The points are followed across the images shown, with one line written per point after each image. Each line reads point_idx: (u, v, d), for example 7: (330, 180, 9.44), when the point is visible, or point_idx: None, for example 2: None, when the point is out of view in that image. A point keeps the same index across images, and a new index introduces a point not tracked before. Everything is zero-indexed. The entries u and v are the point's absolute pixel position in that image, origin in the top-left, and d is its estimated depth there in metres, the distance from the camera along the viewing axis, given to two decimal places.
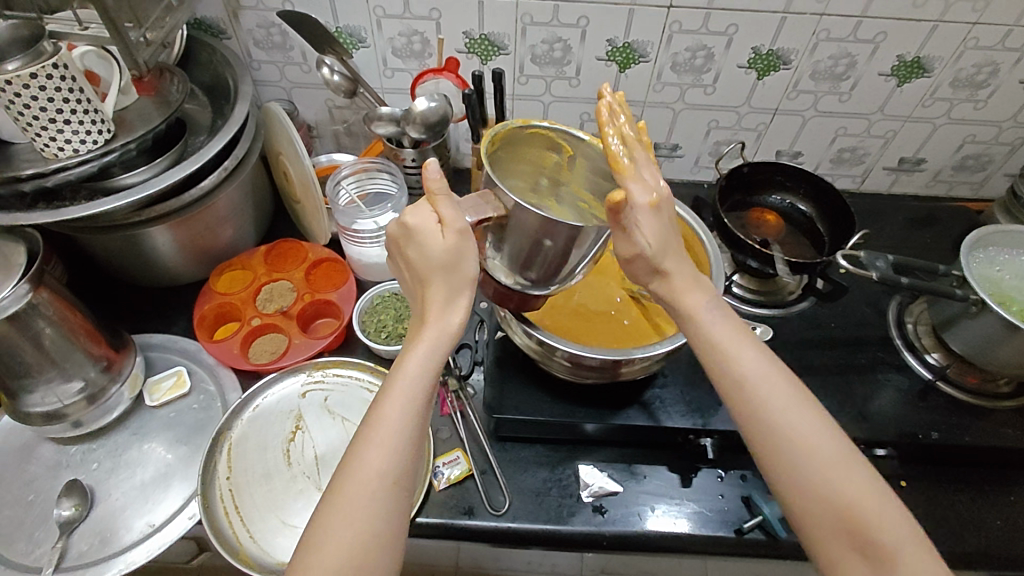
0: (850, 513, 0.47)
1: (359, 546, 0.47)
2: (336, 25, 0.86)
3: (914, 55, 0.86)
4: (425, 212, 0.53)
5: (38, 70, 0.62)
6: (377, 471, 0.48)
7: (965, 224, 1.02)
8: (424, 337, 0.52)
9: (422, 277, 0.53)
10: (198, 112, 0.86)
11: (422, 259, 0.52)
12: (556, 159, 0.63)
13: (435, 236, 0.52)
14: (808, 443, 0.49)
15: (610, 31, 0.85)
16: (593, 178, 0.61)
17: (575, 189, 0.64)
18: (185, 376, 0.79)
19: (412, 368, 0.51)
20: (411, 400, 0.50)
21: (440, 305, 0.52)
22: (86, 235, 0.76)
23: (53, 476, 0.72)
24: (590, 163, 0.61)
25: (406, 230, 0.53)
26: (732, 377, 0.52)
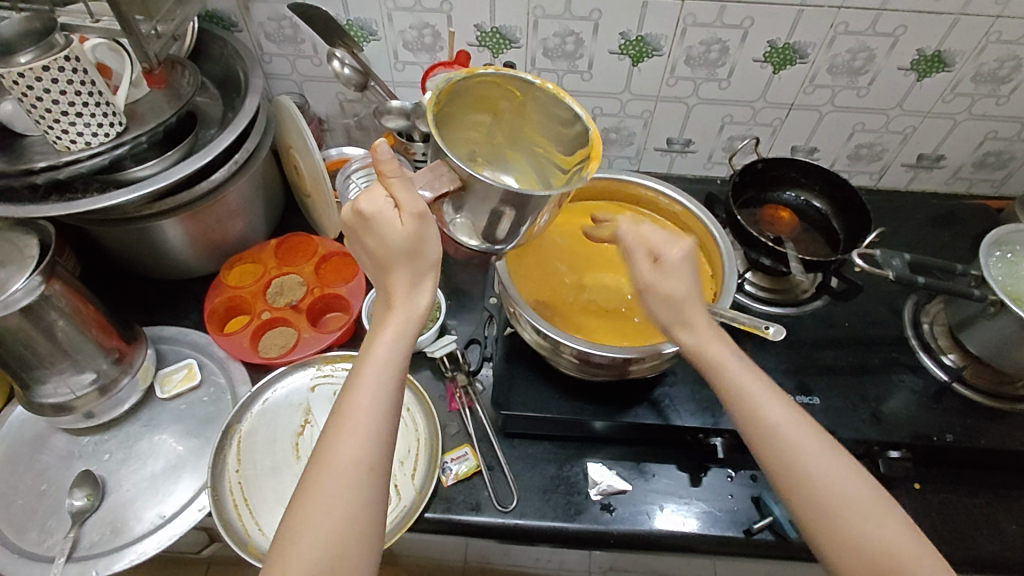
0: (883, 558, 0.48)
1: (337, 533, 0.47)
2: (347, 18, 0.86)
3: (935, 49, 0.84)
4: (377, 195, 0.51)
5: (51, 63, 0.63)
6: (352, 460, 0.49)
7: (985, 222, 1.00)
8: (391, 323, 0.53)
9: (381, 264, 0.52)
10: (209, 105, 0.86)
11: (381, 246, 0.51)
12: (505, 105, 0.62)
13: (392, 220, 0.50)
14: (838, 487, 0.50)
15: (624, 24, 0.84)
16: (547, 120, 0.61)
17: (526, 132, 0.63)
18: (195, 369, 0.79)
19: (381, 355, 0.52)
20: (382, 386, 0.51)
21: (405, 292, 0.53)
22: (98, 227, 0.77)
23: (66, 467, 0.72)
24: (540, 105, 0.60)
25: (362, 217, 0.51)
26: (759, 424, 0.53)
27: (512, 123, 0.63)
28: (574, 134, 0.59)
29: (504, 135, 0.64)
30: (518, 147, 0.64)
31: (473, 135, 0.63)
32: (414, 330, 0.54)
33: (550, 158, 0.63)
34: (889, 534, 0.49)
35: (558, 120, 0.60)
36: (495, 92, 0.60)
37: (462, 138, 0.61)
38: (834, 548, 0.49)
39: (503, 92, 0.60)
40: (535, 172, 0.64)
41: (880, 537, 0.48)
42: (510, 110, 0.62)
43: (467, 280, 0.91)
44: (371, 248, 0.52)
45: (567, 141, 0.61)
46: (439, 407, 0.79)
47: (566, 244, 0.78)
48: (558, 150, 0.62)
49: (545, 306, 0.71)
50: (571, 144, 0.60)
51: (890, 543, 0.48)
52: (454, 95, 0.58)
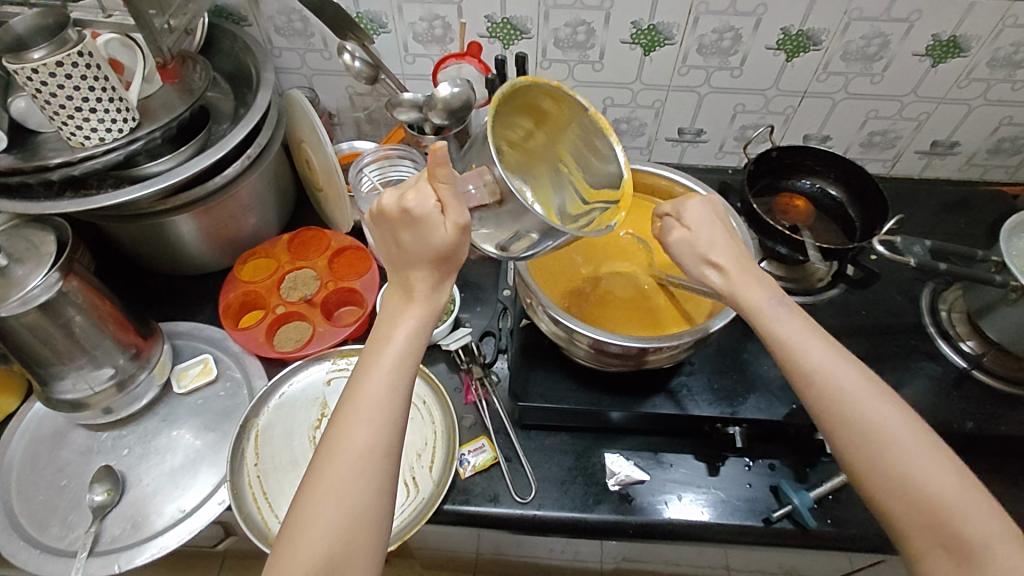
0: (936, 504, 0.47)
1: (348, 519, 0.47)
2: (357, 10, 0.85)
3: (950, 34, 0.84)
4: (424, 195, 0.51)
5: (65, 58, 0.63)
6: (365, 448, 0.49)
7: (1000, 209, 0.99)
8: (408, 316, 0.53)
9: (405, 262, 0.53)
10: (220, 100, 0.87)
11: (418, 247, 0.51)
12: (548, 121, 0.62)
13: (437, 226, 0.50)
14: (888, 434, 0.50)
15: (635, 13, 0.83)
16: (583, 147, 0.63)
17: (558, 151, 0.63)
18: (211, 364, 0.79)
19: (397, 345, 0.52)
20: (395, 377, 0.52)
21: (427, 290, 0.54)
22: (112, 223, 0.77)
23: (85, 462, 0.73)
24: (584, 133, 0.62)
25: (407, 214, 0.51)
26: (802, 371, 0.53)
27: (547, 139, 0.63)
28: (606, 173, 0.62)
29: (536, 149, 0.63)
30: (545, 163, 0.63)
31: (510, 138, 0.60)
32: (428, 326, 0.54)
33: (573, 183, 0.63)
34: (942, 480, 0.48)
35: (595, 152, 0.63)
36: (546, 107, 0.61)
37: (502, 134, 0.59)
38: (886, 493, 0.49)
39: (555, 109, 0.62)
40: (552, 192, 0.62)
41: (933, 484, 0.48)
42: (552, 128, 0.63)
43: (480, 273, 0.91)
44: (403, 242, 0.52)
45: (596, 176, 0.63)
46: (455, 400, 0.79)
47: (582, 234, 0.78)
48: (584, 180, 0.64)
49: (562, 298, 0.71)
50: (600, 180, 0.63)
51: (943, 490, 0.48)
52: (516, 89, 0.56)
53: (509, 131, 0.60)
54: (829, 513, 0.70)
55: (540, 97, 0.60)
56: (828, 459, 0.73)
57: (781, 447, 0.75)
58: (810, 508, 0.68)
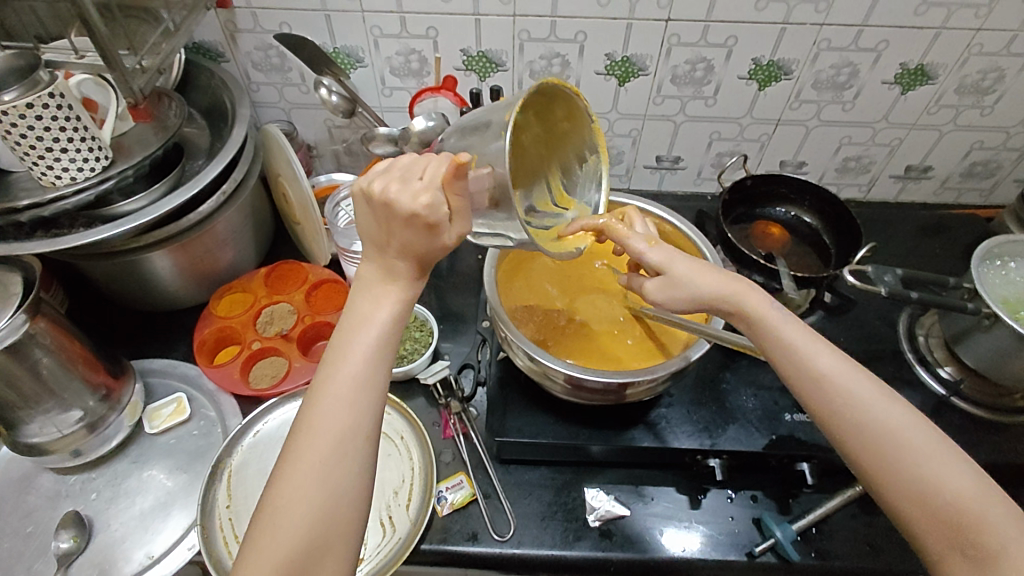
0: (954, 507, 0.46)
1: (328, 499, 0.46)
2: (334, 45, 0.86)
3: (917, 63, 0.85)
4: (438, 196, 0.47)
5: (35, 100, 0.62)
6: (346, 427, 0.48)
7: (975, 232, 1.00)
8: (388, 294, 0.51)
9: (396, 248, 0.50)
10: (196, 135, 0.86)
11: (416, 245, 0.49)
12: (548, 124, 0.58)
13: (443, 233, 0.48)
14: (899, 438, 0.49)
15: (609, 46, 0.84)
16: (571, 160, 0.60)
17: (545, 158, 0.59)
18: (185, 403, 0.78)
19: (373, 327, 0.51)
20: (376, 356, 0.50)
21: (409, 275, 0.51)
22: (86, 261, 0.76)
23: (53, 507, 0.71)
24: (578, 148, 0.59)
25: (414, 217, 0.47)
26: (806, 373, 0.53)
27: (540, 141, 0.58)
28: (583, 187, 0.62)
29: (531, 145, 0.57)
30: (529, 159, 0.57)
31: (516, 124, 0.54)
32: (408, 311, 0.52)
33: (549, 190, 0.59)
34: (957, 481, 0.47)
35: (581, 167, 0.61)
36: (552, 113, 0.57)
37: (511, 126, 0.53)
38: (895, 494, 0.48)
39: (563, 117, 0.58)
40: (525, 191, 0.57)
41: (949, 489, 0.47)
42: (550, 135, 0.59)
43: (459, 303, 0.91)
44: (390, 234, 0.49)
45: (575, 186, 0.61)
46: (433, 434, 0.78)
47: (554, 263, 0.78)
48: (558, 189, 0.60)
49: (537, 332, 0.70)
50: (575, 193, 0.61)
51: (956, 491, 0.47)
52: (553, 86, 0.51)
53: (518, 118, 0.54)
54: (812, 546, 0.69)
55: (560, 102, 0.56)
56: (809, 490, 0.72)
57: (763, 477, 0.74)
58: (793, 541, 0.67)
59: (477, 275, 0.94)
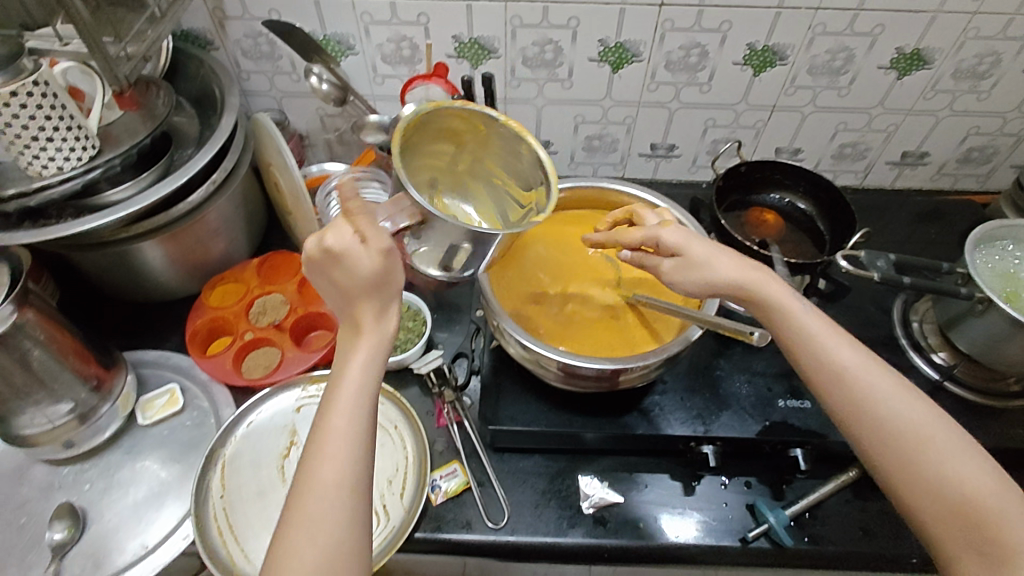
0: (968, 500, 0.48)
1: (326, 555, 0.45)
2: (324, 33, 0.85)
3: (913, 47, 0.84)
4: (347, 234, 0.49)
5: (19, 88, 0.62)
6: (334, 482, 0.47)
7: (971, 217, 1.00)
8: (360, 346, 0.50)
9: (349, 296, 0.50)
10: (186, 124, 0.84)
11: (349, 279, 0.49)
12: (466, 136, 0.64)
13: (360, 256, 0.48)
14: (915, 431, 0.51)
15: (602, 32, 0.84)
16: (507, 156, 0.65)
17: (487, 165, 0.66)
18: (178, 394, 0.78)
19: (351, 379, 0.50)
20: (357, 408, 0.49)
21: (372, 316, 0.51)
22: (75, 252, 0.76)
23: (46, 498, 0.71)
24: (505, 142, 0.63)
25: (330, 253, 0.49)
26: (828, 367, 0.54)
27: (473, 152, 0.65)
28: (531, 172, 0.64)
29: (466, 163, 0.66)
30: (480, 169, 0.66)
31: (433, 158, 0.64)
32: (384, 358, 0.51)
33: (506, 190, 0.66)
34: (971, 474, 0.49)
35: (518, 159, 0.64)
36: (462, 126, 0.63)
37: (424, 166, 0.63)
38: (910, 489, 0.50)
39: (472, 125, 0.63)
40: (482, 205, 0.67)
41: (964, 484, 0.48)
42: (477, 141, 0.64)
43: (452, 293, 0.90)
44: (337, 283, 0.50)
45: (524, 178, 0.64)
46: (427, 423, 0.77)
47: (547, 251, 0.77)
48: (515, 186, 0.66)
49: (530, 320, 0.70)
50: (528, 180, 0.64)
51: (970, 485, 0.48)
52: (419, 124, 0.59)
53: (433, 149, 0.63)
54: (806, 531, 0.69)
55: (457, 117, 0.61)
56: (803, 475, 0.72)
57: (757, 464, 0.74)
58: (786, 527, 0.67)
59: None
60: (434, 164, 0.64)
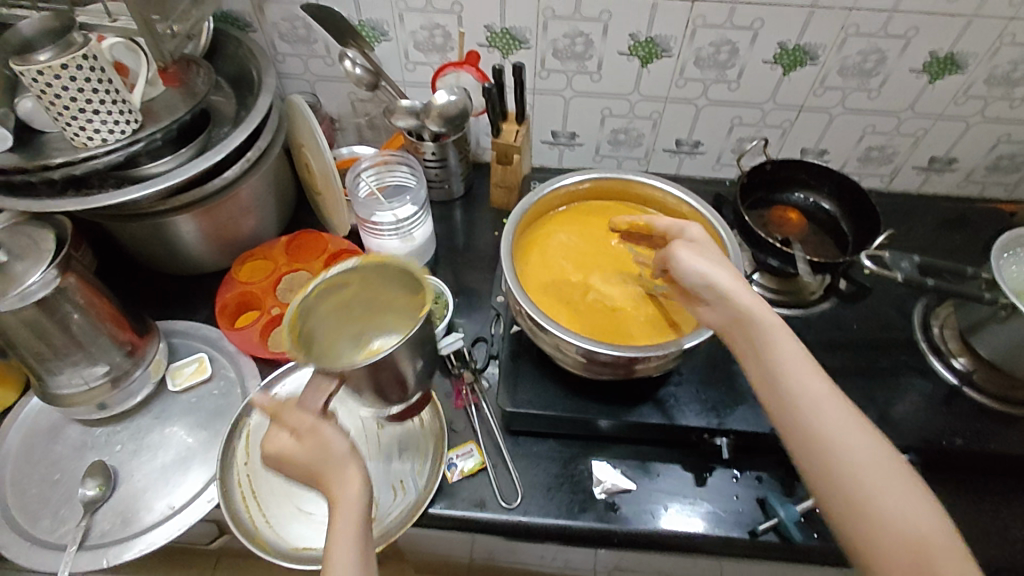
0: (910, 536, 0.46)
1: None
2: (360, 18, 0.87)
3: (947, 51, 0.84)
4: (283, 436, 0.57)
5: (69, 61, 0.64)
6: None
7: (997, 226, 0.99)
8: (339, 507, 0.55)
9: (312, 475, 0.56)
10: (223, 103, 0.87)
11: (298, 462, 0.56)
12: (344, 289, 0.70)
13: (297, 446, 0.56)
14: (864, 464, 0.49)
15: (633, 26, 0.84)
16: (392, 283, 0.72)
17: (383, 301, 0.73)
18: (206, 363, 0.80)
19: (341, 519, 0.54)
20: (355, 538, 0.54)
21: (336, 485, 0.56)
22: (114, 223, 0.78)
23: (79, 457, 0.74)
24: (379, 276, 0.71)
25: (273, 455, 0.57)
26: (787, 392, 0.53)
27: (367, 303, 0.73)
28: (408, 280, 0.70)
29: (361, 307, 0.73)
30: (372, 308, 0.73)
31: (335, 320, 0.72)
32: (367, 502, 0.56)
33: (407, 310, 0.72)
34: (916, 514, 0.47)
35: (393, 281, 0.71)
36: (343, 290, 0.70)
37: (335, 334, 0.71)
38: (856, 524, 0.48)
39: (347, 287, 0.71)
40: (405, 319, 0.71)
41: (908, 522, 0.46)
42: (362, 292, 0.72)
43: (473, 279, 0.92)
44: (299, 469, 0.57)
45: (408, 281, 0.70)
46: (445, 404, 0.79)
47: (570, 240, 0.78)
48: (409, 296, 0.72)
49: (551, 307, 0.71)
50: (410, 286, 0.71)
51: (917, 524, 0.46)
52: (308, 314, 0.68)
53: (337, 318, 0.72)
54: (815, 527, 0.69)
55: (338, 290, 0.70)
56: None
57: (768, 460, 0.74)
58: (796, 522, 0.68)
59: (494, 252, 0.95)
60: (338, 325, 0.72)
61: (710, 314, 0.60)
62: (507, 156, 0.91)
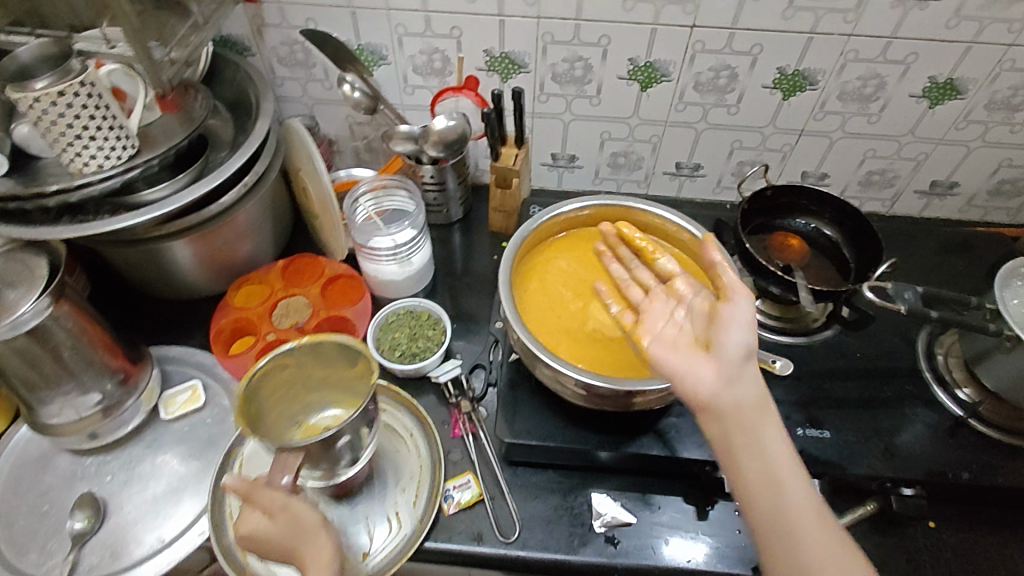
0: None
1: None
2: (359, 43, 0.87)
3: (946, 76, 0.84)
4: (256, 516, 0.55)
5: (67, 87, 0.64)
6: None
7: (1001, 251, 0.98)
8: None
9: (288, 551, 0.56)
10: (220, 127, 0.87)
11: (271, 541, 0.55)
12: (281, 374, 0.68)
13: (271, 527, 0.55)
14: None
15: (632, 50, 0.84)
16: (324, 360, 0.70)
17: (317, 377, 0.72)
18: (199, 391, 0.79)
19: None
20: None
21: (311, 559, 0.55)
22: (108, 248, 0.78)
23: (68, 488, 0.72)
24: (311, 356, 0.69)
25: (249, 537, 0.55)
26: (782, 513, 0.51)
27: (302, 382, 0.71)
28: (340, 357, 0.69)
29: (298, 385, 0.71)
30: (308, 384, 0.72)
31: (275, 405, 0.70)
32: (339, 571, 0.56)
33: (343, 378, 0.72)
34: None
35: (325, 358, 0.70)
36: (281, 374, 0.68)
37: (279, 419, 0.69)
38: None
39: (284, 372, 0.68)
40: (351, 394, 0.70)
41: None
42: (299, 373, 0.70)
43: (472, 304, 0.91)
44: (273, 548, 0.56)
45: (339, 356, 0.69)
46: (442, 433, 0.77)
47: (569, 266, 0.78)
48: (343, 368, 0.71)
49: (549, 337, 0.70)
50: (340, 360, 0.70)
51: None
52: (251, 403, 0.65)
53: (277, 401, 0.70)
54: None
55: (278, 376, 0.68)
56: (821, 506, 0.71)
57: None
58: None
59: (492, 276, 0.94)
60: (278, 408, 0.70)
61: (712, 377, 0.54)
62: (506, 180, 0.90)
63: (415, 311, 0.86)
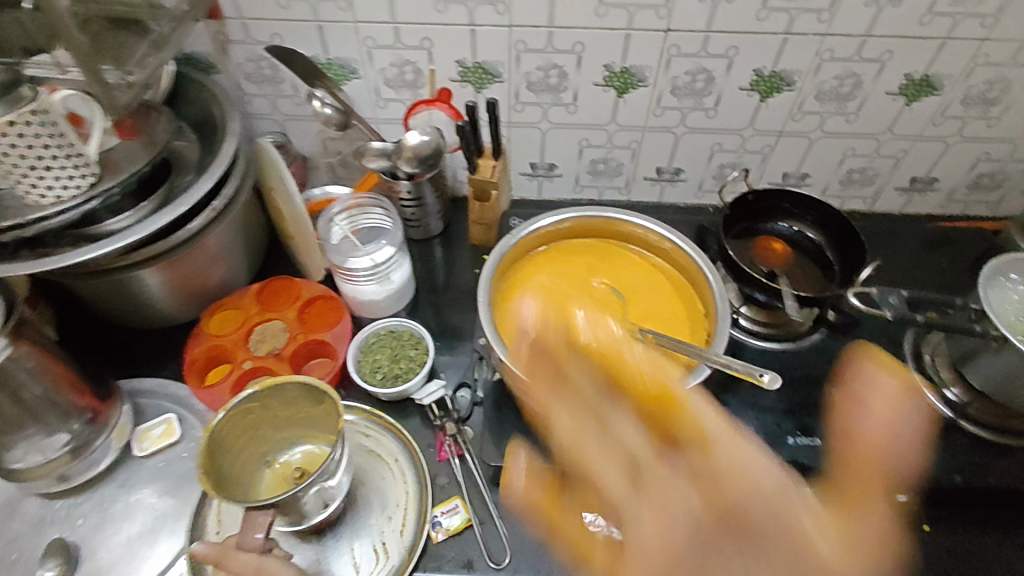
0: None
1: None
2: (327, 57, 0.85)
3: (922, 73, 0.83)
4: None
5: (16, 117, 0.61)
6: None
7: (982, 244, 0.98)
8: None
9: None
10: (188, 149, 0.83)
11: None
12: (244, 418, 0.67)
13: None
14: None
15: (607, 57, 0.83)
16: (289, 400, 0.69)
17: (283, 419, 0.71)
18: (174, 425, 0.76)
19: None
20: None
21: None
22: (72, 281, 0.75)
23: (38, 533, 0.70)
24: (277, 397, 0.68)
25: None
26: None
27: (267, 425, 0.70)
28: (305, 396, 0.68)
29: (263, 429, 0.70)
30: (274, 424, 0.71)
31: (239, 452, 0.68)
32: None
33: (310, 419, 0.71)
34: None
35: (291, 398, 0.69)
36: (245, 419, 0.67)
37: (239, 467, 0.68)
38: None
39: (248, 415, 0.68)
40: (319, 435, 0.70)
41: None
42: (264, 415, 0.69)
43: (454, 320, 0.89)
44: None
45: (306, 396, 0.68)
46: (428, 457, 0.75)
47: (551, 281, 0.76)
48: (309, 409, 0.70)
49: (533, 356, 0.69)
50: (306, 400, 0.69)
51: None
52: (213, 453, 0.64)
53: (241, 448, 0.69)
54: None
55: (239, 421, 0.67)
56: None
57: None
58: None
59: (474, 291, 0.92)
60: (242, 454, 0.69)
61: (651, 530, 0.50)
62: (484, 192, 0.89)
63: (395, 331, 0.84)
